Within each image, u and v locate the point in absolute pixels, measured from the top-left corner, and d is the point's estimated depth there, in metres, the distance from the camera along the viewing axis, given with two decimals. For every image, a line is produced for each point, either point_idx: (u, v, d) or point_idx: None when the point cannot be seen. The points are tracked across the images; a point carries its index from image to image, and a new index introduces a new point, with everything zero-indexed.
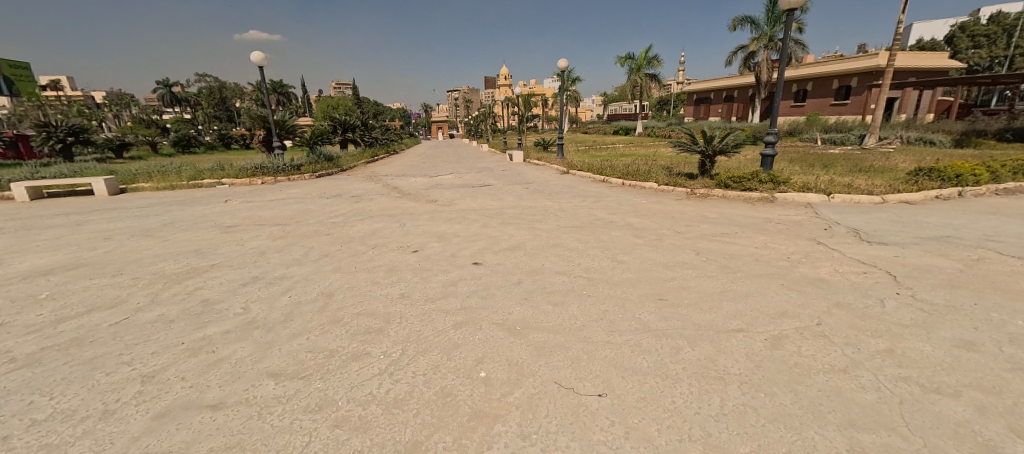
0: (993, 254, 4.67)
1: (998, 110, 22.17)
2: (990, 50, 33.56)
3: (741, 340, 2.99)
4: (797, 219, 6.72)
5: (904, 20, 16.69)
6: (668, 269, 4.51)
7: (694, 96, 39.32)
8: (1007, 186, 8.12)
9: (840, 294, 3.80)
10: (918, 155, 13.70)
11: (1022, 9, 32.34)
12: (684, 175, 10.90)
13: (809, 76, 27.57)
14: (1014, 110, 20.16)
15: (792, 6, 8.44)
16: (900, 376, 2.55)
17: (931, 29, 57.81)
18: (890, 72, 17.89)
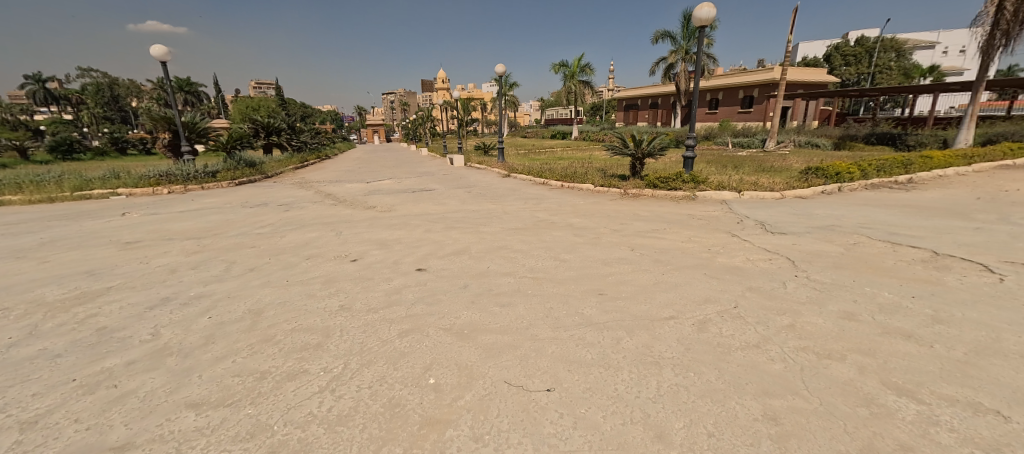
0: (867, 238, 5.53)
1: (866, 118, 26.18)
2: (857, 68, 39.66)
3: (672, 327, 3.27)
4: (715, 214, 7.43)
5: (791, 40, 19.02)
6: (605, 265, 4.78)
7: (624, 102, 41.76)
8: (875, 182, 9.64)
9: (752, 279, 4.28)
10: (809, 157, 15.76)
11: (879, 34, 38.62)
12: (617, 177, 11.57)
13: (719, 86, 30.52)
14: (877, 118, 23.91)
15: (703, 23, 9.34)
16: (801, 347, 2.94)
17: (814, 48, 66.93)
18: (785, 84, 20.32)
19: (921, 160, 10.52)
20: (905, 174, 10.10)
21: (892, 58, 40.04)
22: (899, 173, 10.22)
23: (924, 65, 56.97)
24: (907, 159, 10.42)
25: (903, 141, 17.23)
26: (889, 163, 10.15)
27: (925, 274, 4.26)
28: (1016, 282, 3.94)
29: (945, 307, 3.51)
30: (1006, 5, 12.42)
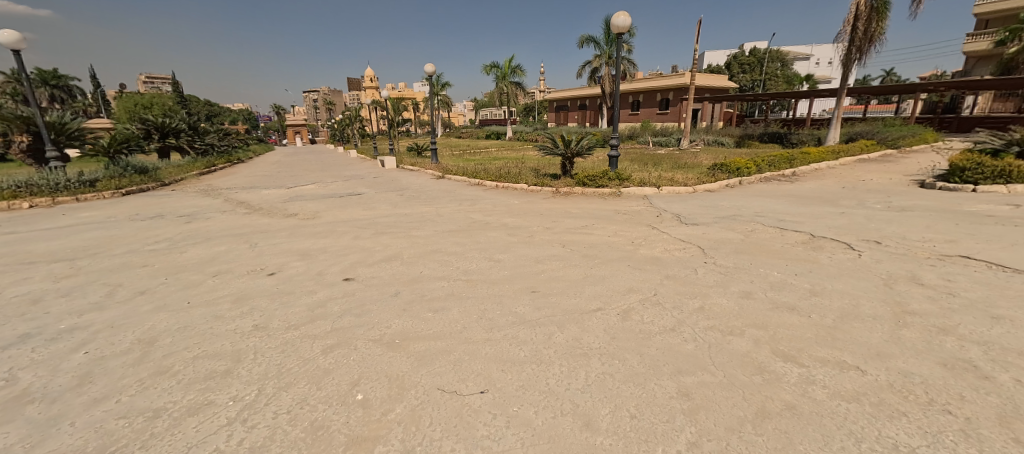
0: (761, 225, 6.28)
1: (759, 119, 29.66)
2: (751, 75, 45.02)
3: (599, 318, 3.45)
4: (637, 209, 7.96)
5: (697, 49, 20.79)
6: (537, 263, 4.91)
7: (554, 103, 42.97)
8: (768, 176, 10.97)
9: (670, 267, 4.66)
10: (717, 154, 17.49)
11: (767, 46, 44.13)
12: (549, 176, 11.91)
13: (640, 89, 32.63)
14: (769, 119, 27.19)
15: (620, 30, 9.94)
16: (709, 327, 3.26)
17: (716, 58, 74.65)
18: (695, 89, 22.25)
19: (802, 156, 12.15)
20: (790, 168, 11.60)
21: (778, 67, 45.76)
22: (786, 168, 11.71)
23: (803, 73, 65.93)
24: (791, 155, 11.99)
25: (790, 139, 19.76)
26: (777, 159, 11.60)
27: (806, 254, 4.94)
28: (872, 257, 4.71)
29: (821, 282, 4.10)
30: (859, 25, 14.73)
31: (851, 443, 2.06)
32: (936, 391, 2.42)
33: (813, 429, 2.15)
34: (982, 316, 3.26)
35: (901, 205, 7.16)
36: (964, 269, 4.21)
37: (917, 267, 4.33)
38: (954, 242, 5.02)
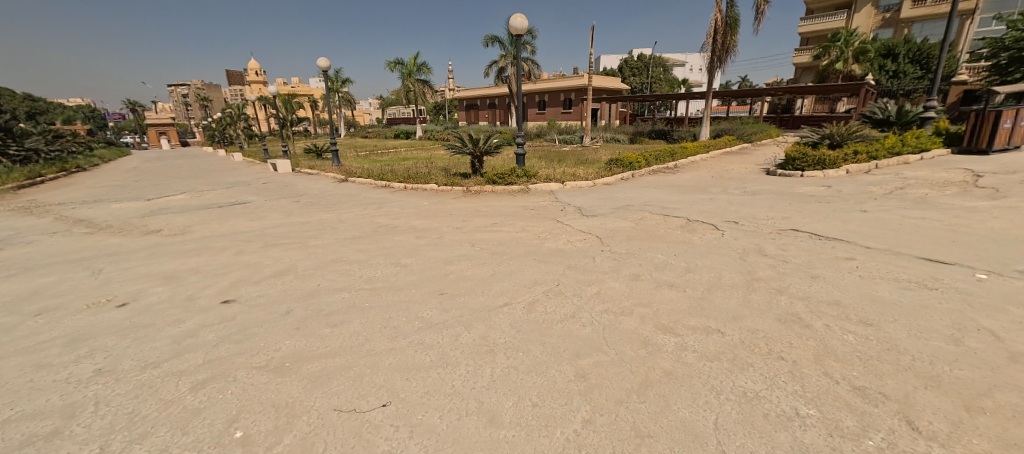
0: (649, 213, 6.98)
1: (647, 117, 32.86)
2: (640, 78, 49.83)
3: (505, 313, 3.53)
4: (543, 204, 8.30)
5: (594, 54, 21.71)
6: (445, 264, 4.86)
7: (463, 102, 42.57)
8: (656, 169, 12.23)
9: (572, 258, 4.94)
10: (614, 150, 18.99)
11: (652, 52, 49.16)
12: (459, 175, 11.82)
13: (545, 89, 33.92)
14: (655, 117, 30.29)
15: (518, 33, 10.25)
16: (604, 310, 3.54)
17: (610, 62, 81.00)
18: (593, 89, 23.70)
19: (682, 150, 13.71)
20: (673, 162, 13.04)
21: (660, 72, 51.23)
22: (669, 161, 13.12)
23: (680, 78, 74.72)
24: (673, 150, 13.47)
25: (672, 136, 22.22)
26: (662, 154, 12.96)
27: (684, 236, 5.62)
28: (733, 235, 5.53)
29: (695, 259, 4.69)
30: (718, 38, 17.09)
31: (712, 397, 2.41)
32: (775, 343, 2.94)
33: (685, 390, 2.47)
34: (807, 277, 4.03)
35: (755, 189, 8.51)
36: (796, 240, 5.16)
37: (764, 241, 5.19)
38: (790, 218, 6.13)
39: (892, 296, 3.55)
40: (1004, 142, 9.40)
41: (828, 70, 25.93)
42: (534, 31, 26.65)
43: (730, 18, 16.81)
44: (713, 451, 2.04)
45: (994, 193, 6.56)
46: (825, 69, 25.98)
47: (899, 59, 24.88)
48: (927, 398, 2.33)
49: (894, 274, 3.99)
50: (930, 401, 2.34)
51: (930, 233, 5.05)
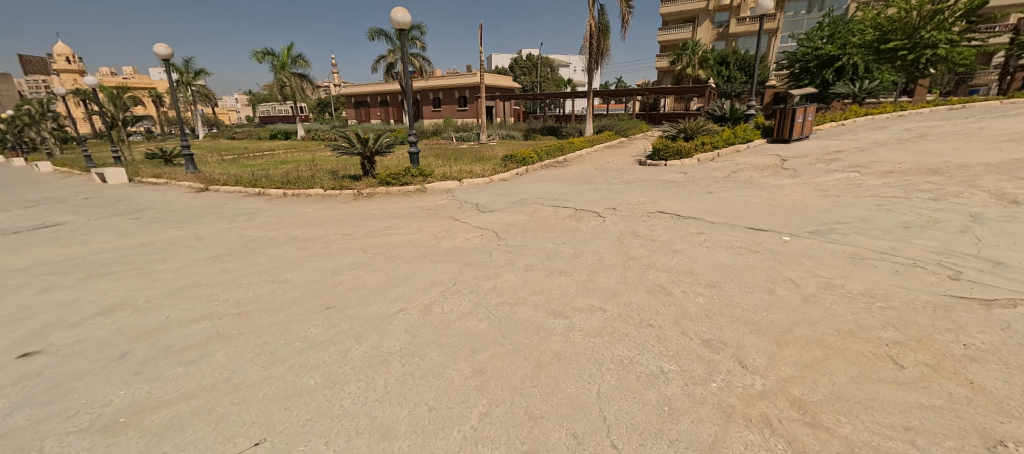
0: (542, 206, 7.32)
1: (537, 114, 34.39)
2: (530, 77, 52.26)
3: (400, 320, 3.39)
4: (440, 203, 8.16)
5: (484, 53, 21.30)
6: (333, 274, 4.49)
7: (350, 99, 39.51)
8: (548, 163, 12.86)
9: (469, 255, 4.96)
10: (509, 146, 19.49)
11: (538, 53, 51.71)
12: (348, 178, 10.99)
13: (440, 85, 33.25)
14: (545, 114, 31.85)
15: (402, 27, 9.83)
16: (500, 303, 3.62)
17: (500, 60, 82.85)
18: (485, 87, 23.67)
19: (570, 145, 14.60)
20: (562, 156, 13.82)
21: (547, 71, 54.03)
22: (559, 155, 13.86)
23: (565, 78, 79.87)
24: (562, 145, 14.26)
25: (562, 131, 23.59)
26: (552, 149, 13.64)
27: (572, 225, 6.02)
28: (613, 220, 6.10)
29: (581, 245, 5.07)
30: (594, 42, 18.46)
31: (596, 369, 2.64)
32: (646, 313, 3.33)
33: (573, 368, 2.66)
34: (671, 252, 4.63)
35: (630, 178, 9.49)
36: (662, 221, 5.89)
37: (638, 223, 5.83)
38: (658, 202, 6.98)
39: (731, 261, 4.29)
40: (801, 133, 11.95)
41: (681, 74, 29.94)
42: (422, 26, 25.75)
43: (602, 24, 18.38)
44: (597, 418, 2.24)
45: (796, 172, 8.31)
46: (678, 73, 29.97)
47: (731, 67, 29.91)
48: (756, 342, 2.87)
49: (732, 243, 4.81)
50: (755, 343, 2.88)
51: (755, 207, 6.20)
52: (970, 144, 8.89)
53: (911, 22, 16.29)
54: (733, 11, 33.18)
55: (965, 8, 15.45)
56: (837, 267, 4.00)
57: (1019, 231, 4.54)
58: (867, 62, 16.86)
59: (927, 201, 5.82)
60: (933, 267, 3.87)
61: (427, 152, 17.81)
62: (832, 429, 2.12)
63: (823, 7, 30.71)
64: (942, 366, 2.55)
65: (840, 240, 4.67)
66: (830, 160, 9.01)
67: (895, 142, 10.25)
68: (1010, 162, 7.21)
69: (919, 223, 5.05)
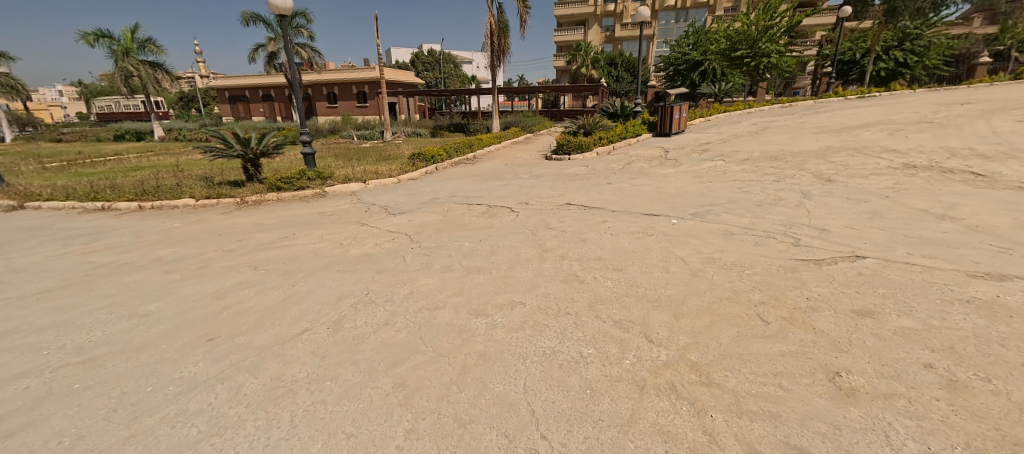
0: (454, 204, 7.18)
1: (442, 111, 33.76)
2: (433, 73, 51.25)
3: (306, 341, 3.04)
4: (343, 207, 7.54)
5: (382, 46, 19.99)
6: (217, 298, 3.87)
7: (225, 93, 34.53)
8: (458, 160, 12.68)
9: (380, 261, 4.64)
10: (415, 144, 18.79)
11: (440, 49, 50.82)
12: (227, 184, 9.58)
13: (334, 79, 30.75)
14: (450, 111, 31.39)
15: (283, 13, 8.82)
16: (418, 309, 3.45)
17: (400, 53, 79.55)
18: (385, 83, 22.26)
19: (478, 141, 14.55)
20: (472, 153, 13.71)
21: (450, 67, 53.39)
22: (468, 152, 13.76)
23: (470, 74, 79.94)
24: (470, 142, 14.15)
25: (469, 128, 23.49)
26: (460, 146, 13.45)
27: (486, 222, 6.00)
28: (526, 214, 6.22)
29: (497, 241, 5.08)
30: (494, 39, 18.64)
31: (520, 364, 2.66)
32: (563, 302, 3.45)
33: (498, 366, 2.64)
34: (581, 241, 4.87)
35: (539, 173, 9.79)
36: (570, 212, 6.18)
37: (549, 216, 6.03)
38: (565, 195, 7.30)
39: (632, 245, 4.65)
40: (679, 127, 13.50)
41: (576, 73, 31.93)
42: (307, 13, 23.63)
43: (501, 22, 18.63)
44: (525, 413, 2.24)
45: (678, 162, 9.34)
46: (574, 72, 31.91)
47: (618, 68, 32.64)
48: (660, 318, 3.14)
49: (632, 228, 5.22)
50: (658, 318, 3.15)
51: (648, 194, 6.84)
52: (799, 135, 10.88)
53: (751, 34, 18.79)
54: (617, 16, 36.37)
55: (788, 24, 18.07)
56: (716, 243, 4.58)
57: (837, 203, 5.68)
58: (723, 67, 19.73)
59: (774, 182, 6.98)
60: (784, 236, 4.65)
61: (324, 153, 16.33)
62: (723, 385, 2.41)
63: (687, 18, 35.26)
64: (798, 318, 3.06)
65: (717, 220, 5.35)
66: (704, 151, 10.32)
67: (749, 134, 12.12)
68: (827, 149, 8.99)
69: (771, 201, 6.04)
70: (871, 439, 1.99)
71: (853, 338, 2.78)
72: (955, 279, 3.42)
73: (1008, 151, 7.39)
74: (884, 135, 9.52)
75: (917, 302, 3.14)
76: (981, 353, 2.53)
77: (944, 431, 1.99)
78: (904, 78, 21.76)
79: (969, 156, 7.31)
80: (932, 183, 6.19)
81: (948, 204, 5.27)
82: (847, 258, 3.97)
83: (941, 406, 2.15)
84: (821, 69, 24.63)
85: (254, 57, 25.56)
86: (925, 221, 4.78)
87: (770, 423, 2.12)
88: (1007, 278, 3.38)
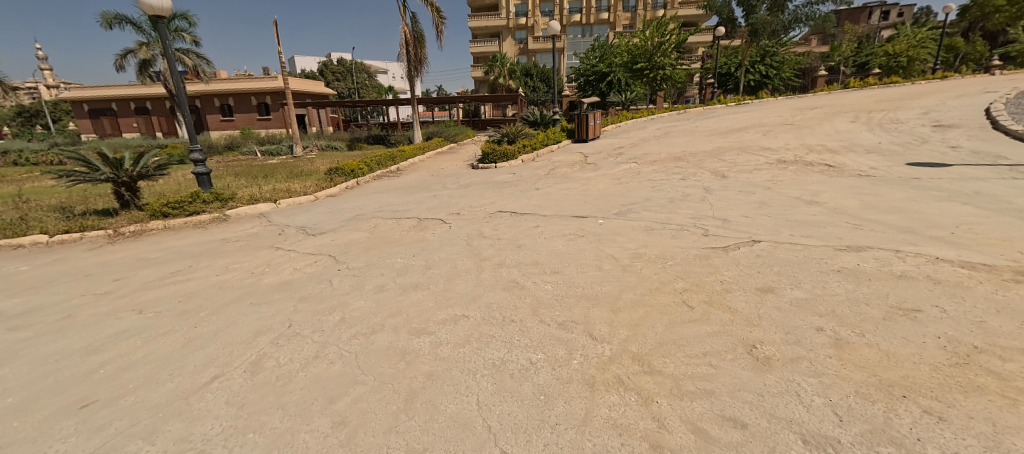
0: (381, 219, 6.82)
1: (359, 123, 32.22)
2: (345, 84, 48.82)
3: (217, 390, 2.62)
4: (251, 231, 6.76)
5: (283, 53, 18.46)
6: (91, 354, 3.20)
7: (85, 106, 29.33)
8: (379, 173, 12.09)
9: (301, 288, 4.22)
10: (331, 158, 17.61)
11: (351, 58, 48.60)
12: (95, 214, 8.10)
13: (228, 90, 27.76)
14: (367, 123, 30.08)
15: (159, 13, 7.74)
16: (352, 336, 3.17)
17: (306, 63, 74.71)
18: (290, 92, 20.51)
19: (400, 153, 14.04)
20: (394, 165, 13.17)
21: (364, 78, 51.30)
22: (391, 165, 13.22)
23: (385, 85, 77.48)
24: (392, 154, 13.59)
25: (390, 140, 22.66)
26: (381, 158, 12.85)
27: (417, 235, 5.78)
28: (457, 225, 6.11)
29: (431, 255, 4.89)
30: (410, 49, 18.27)
31: (470, 380, 2.55)
32: (505, 310, 3.41)
33: (447, 385, 2.52)
34: (516, 247, 4.89)
35: (467, 182, 9.71)
36: (502, 219, 6.19)
37: (482, 225, 5.98)
38: (495, 203, 7.30)
39: (566, 247, 4.78)
40: (594, 134, 14.31)
41: (495, 83, 32.48)
42: (189, 15, 21.14)
43: (415, 32, 18.33)
44: (482, 430, 2.15)
45: (597, 166, 9.87)
46: (493, 83, 32.40)
47: (534, 78, 33.85)
48: (600, 315, 3.24)
49: (564, 231, 5.38)
50: (598, 315, 3.25)
51: (573, 198, 7.11)
52: (695, 137, 12.14)
53: (648, 49, 20.59)
54: (528, 30, 37.84)
55: (677, 41, 20.16)
56: (640, 239, 4.88)
57: (731, 196, 6.40)
58: (627, 78, 21.39)
59: (680, 180, 7.67)
60: (695, 228, 5.10)
61: (222, 171, 14.58)
62: (663, 371, 2.54)
63: (592, 33, 37.91)
64: (716, 300, 3.35)
65: (638, 217, 5.72)
66: (619, 154, 11.04)
67: (655, 138, 13.24)
68: (719, 148, 10.15)
69: (680, 197, 6.61)
70: (788, 400, 2.21)
71: (763, 312, 3.11)
72: (830, 253, 4.01)
73: (849, 145, 8.96)
74: (760, 135, 11.00)
75: (804, 275, 3.62)
76: (856, 312, 2.98)
77: (840, 383, 2.29)
78: (768, 87, 25.54)
79: (823, 151, 8.72)
80: (801, 175, 7.25)
81: (813, 191, 6.20)
82: (747, 243, 4.47)
83: (835, 362, 2.48)
84: (705, 80, 27.91)
85: (122, 65, 22.10)
86: (801, 206, 5.58)
87: (707, 400, 2.27)
88: (865, 248, 4.04)
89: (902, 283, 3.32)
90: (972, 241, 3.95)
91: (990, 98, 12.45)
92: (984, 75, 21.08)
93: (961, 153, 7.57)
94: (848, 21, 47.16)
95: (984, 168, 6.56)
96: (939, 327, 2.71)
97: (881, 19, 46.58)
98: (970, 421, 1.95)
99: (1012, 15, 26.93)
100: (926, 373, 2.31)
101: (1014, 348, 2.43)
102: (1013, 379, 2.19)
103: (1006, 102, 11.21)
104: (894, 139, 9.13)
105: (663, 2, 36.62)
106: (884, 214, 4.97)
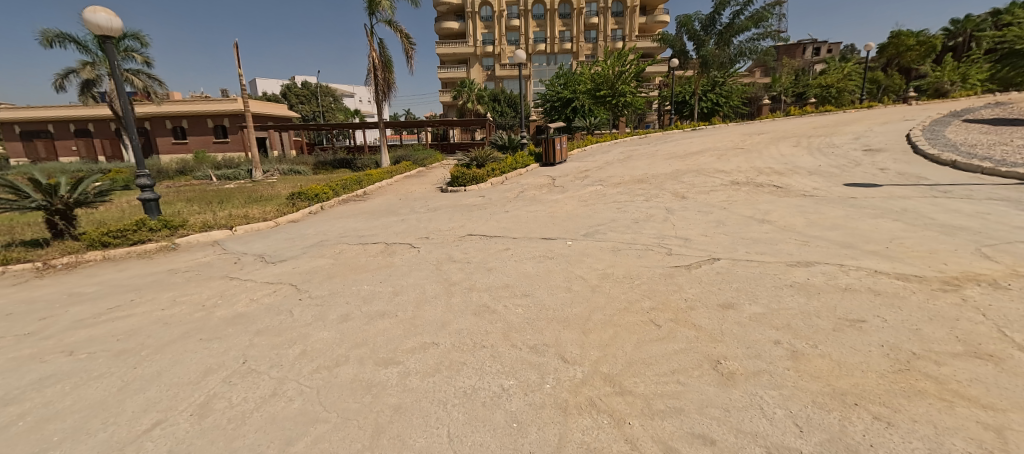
0: (346, 245, 6.63)
1: (326, 145, 31.52)
2: (309, 106, 48.39)
3: (158, 438, 2.41)
4: (203, 261, 6.37)
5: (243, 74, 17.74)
6: (7, 405, 2.86)
7: (16, 128, 27.22)
8: (344, 197, 11.75)
9: (258, 321, 3.99)
10: (291, 183, 17.05)
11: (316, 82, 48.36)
12: (21, 246, 7.39)
13: (181, 112, 26.58)
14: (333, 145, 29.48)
15: (106, 33, 7.36)
16: (313, 370, 3.02)
17: (267, 85, 73.38)
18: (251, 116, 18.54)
19: (367, 177, 13.79)
20: (361, 189, 12.90)
21: (329, 101, 51.10)
22: (357, 189, 12.90)
23: (351, 108, 76.98)
24: (358, 177, 13.34)
25: (355, 164, 22.21)
26: (348, 182, 12.55)
27: (384, 261, 5.66)
28: (426, 249, 6.05)
29: (399, 281, 4.80)
30: (378, 74, 18.26)
31: (440, 411, 2.48)
32: (476, 336, 3.37)
33: (416, 418, 2.43)
34: (486, 271, 4.88)
35: (435, 206, 9.64)
36: (472, 242, 6.19)
37: (451, 249, 5.94)
38: (464, 226, 7.29)
39: (535, 269, 4.81)
40: (561, 158, 14.69)
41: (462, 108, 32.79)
42: (140, 35, 20.31)
43: (384, 57, 18.39)
44: None
45: (565, 189, 10.09)
46: (461, 107, 32.62)
47: (501, 103, 34.67)
48: (570, 338, 3.25)
49: (534, 253, 5.42)
50: (569, 337, 3.26)
51: (541, 220, 7.24)
52: (655, 161, 12.69)
53: (609, 77, 21.57)
54: (495, 57, 38.91)
55: (636, 70, 21.28)
56: (606, 259, 4.99)
57: (690, 216, 6.69)
58: (590, 104, 22.02)
59: (643, 202, 7.96)
60: (659, 247, 5.28)
61: (173, 197, 13.77)
62: (634, 391, 2.57)
63: (556, 62, 39.56)
64: (681, 318, 3.44)
65: (603, 239, 5.85)
66: (585, 177, 11.34)
67: (618, 161, 13.69)
68: (677, 171, 10.61)
69: (643, 218, 6.83)
70: (753, 414, 2.29)
71: (725, 330, 3.21)
72: (781, 269, 4.26)
73: (793, 168, 9.64)
74: (714, 159, 11.64)
75: (760, 291, 3.81)
76: (809, 324, 3.16)
77: (799, 394, 2.40)
78: (719, 114, 27.46)
79: (770, 173, 9.31)
80: (752, 195, 7.72)
81: (763, 211, 6.58)
82: (707, 261, 4.66)
83: (793, 373, 2.60)
84: (663, 107, 29.53)
85: (60, 82, 20.62)
86: (752, 225, 5.90)
87: (676, 419, 2.30)
88: (812, 263, 4.31)
89: (846, 294, 3.57)
90: (904, 254, 4.30)
91: (909, 125, 13.90)
92: (904, 104, 23.48)
93: (888, 175, 8.31)
94: (785, 56, 51.78)
95: (909, 188, 7.24)
96: (881, 336, 2.91)
97: (814, 54, 51.50)
98: (914, 425, 2.09)
99: (922, 53, 30.62)
100: (873, 380, 2.47)
101: (947, 353, 2.65)
102: (949, 383, 2.37)
103: (924, 129, 12.52)
104: (831, 162, 9.90)
105: (621, 35, 39.15)
106: (826, 230, 5.35)
